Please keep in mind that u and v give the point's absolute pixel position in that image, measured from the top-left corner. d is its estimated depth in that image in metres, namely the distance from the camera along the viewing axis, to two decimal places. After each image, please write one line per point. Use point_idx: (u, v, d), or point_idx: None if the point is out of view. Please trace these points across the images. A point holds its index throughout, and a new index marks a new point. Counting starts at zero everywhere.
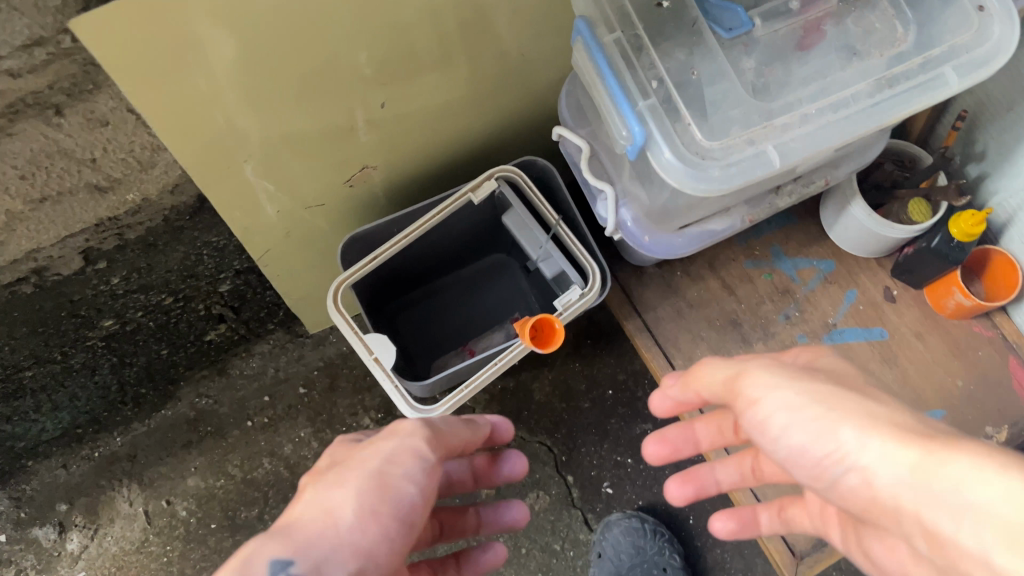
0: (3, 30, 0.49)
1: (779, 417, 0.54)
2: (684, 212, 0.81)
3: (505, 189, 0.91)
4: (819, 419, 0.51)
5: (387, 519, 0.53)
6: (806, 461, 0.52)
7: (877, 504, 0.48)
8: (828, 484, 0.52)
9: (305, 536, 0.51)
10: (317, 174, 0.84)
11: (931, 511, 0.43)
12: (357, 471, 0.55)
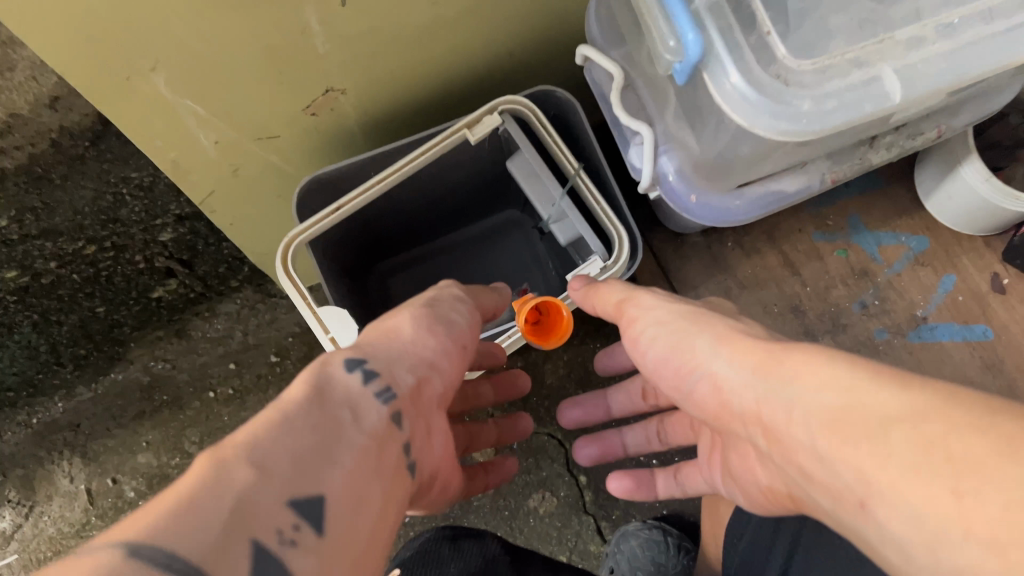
0: None
1: (643, 336, 0.52)
2: (746, 165, 0.60)
3: (511, 126, 0.70)
4: (672, 338, 0.49)
5: (443, 336, 0.46)
6: (665, 375, 0.50)
7: (724, 410, 0.45)
8: (684, 394, 0.49)
9: (370, 345, 0.42)
10: (264, 95, 0.64)
11: (763, 408, 0.41)
12: (412, 303, 0.48)
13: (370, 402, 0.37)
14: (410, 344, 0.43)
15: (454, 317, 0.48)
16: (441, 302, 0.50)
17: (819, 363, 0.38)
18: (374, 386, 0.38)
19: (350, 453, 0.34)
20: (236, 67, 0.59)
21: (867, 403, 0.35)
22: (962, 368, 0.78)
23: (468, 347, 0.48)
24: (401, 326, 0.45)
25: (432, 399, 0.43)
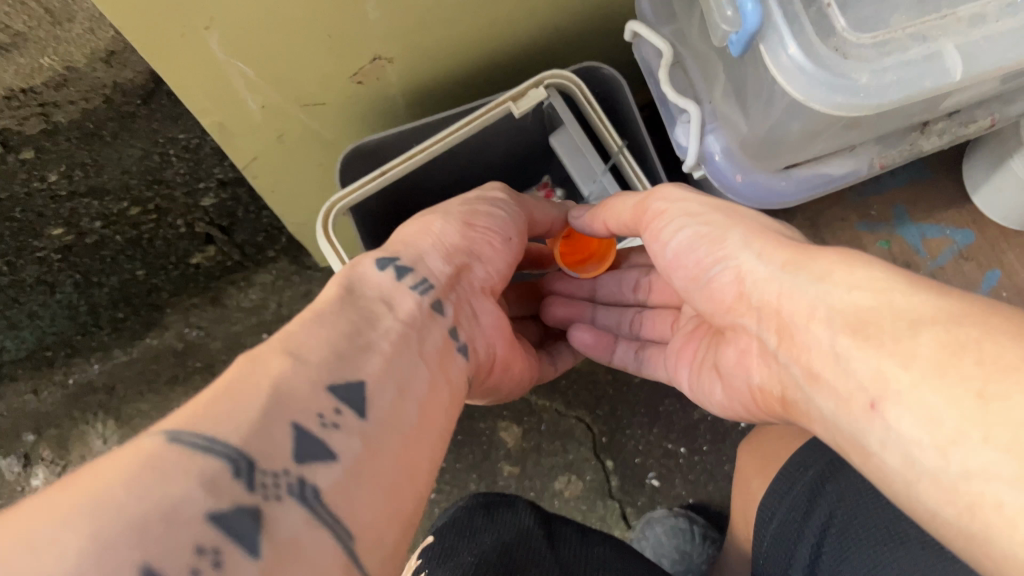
0: None
1: (669, 224, 0.52)
2: (796, 145, 0.59)
3: (556, 100, 0.70)
4: (702, 229, 0.50)
5: (476, 237, 0.54)
6: (682, 265, 0.51)
7: (737, 303, 0.47)
8: (698, 287, 0.50)
9: (405, 243, 0.51)
10: (314, 61, 0.65)
11: (786, 299, 0.42)
12: (448, 208, 0.56)
13: (400, 292, 0.46)
14: (448, 241, 0.52)
15: (495, 217, 0.57)
16: (481, 203, 0.58)
17: (860, 266, 0.40)
18: (402, 279, 0.47)
19: (384, 338, 0.41)
20: (285, 32, 0.60)
21: (901, 315, 0.37)
22: None
23: (513, 241, 0.57)
24: (437, 227, 0.53)
25: (470, 285, 0.52)
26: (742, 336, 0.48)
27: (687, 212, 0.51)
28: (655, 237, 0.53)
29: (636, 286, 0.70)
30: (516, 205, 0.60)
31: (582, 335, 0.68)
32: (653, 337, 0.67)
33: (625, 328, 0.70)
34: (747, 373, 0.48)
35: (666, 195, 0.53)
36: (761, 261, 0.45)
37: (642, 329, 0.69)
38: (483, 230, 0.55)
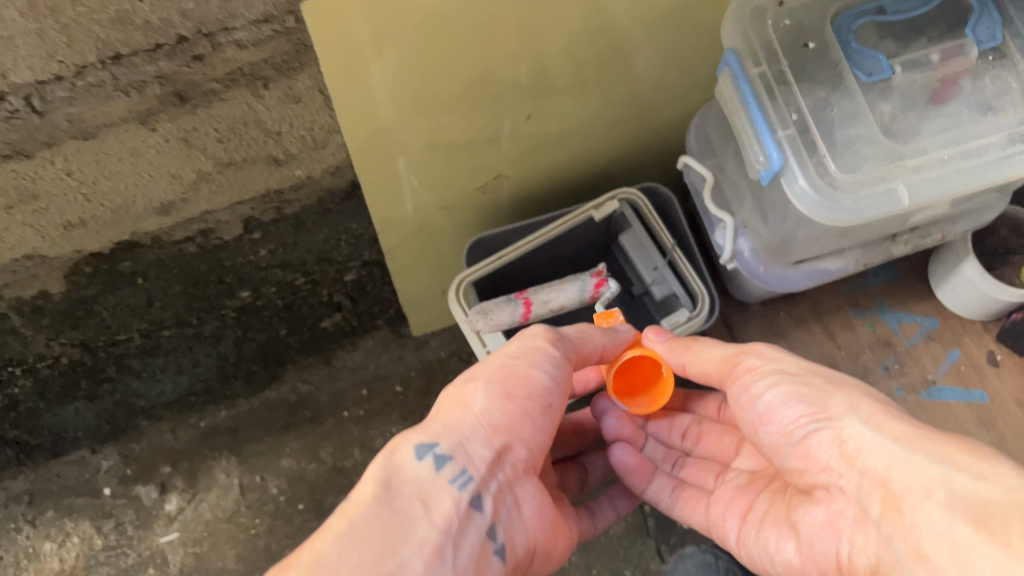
0: (245, 5, 0.57)
1: (765, 381, 0.63)
2: (803, 244, 0.84)
3: (626, 210, 0.95)
4: (803, 391, 0.61)
5: (516, 397, 0.63)
6: (777, 421, 0.62)
7: (835, 465, 0.58)
8: (796, 439, 0.61)
9: (447, 423, 0.62)
10: (456, 176, 0.90)
11: (892, 465, 0.54)
12: (490, 372, 0.65)
13: (440, 487, 0.59)
14: (489, 419, 0.62)
15: (533, 384, 0.64)
16: (517, 364, 0.66)
17: (1003, 467, 0.50)
18: (450, 466, 0.60)
19: (411, 552, 0.54)
20: (446, 157, 0.86)
21: (1017, 494, 0.48)
22: (962, 422, 0.99)
23: (552, 404, 0.65)
24: (477, 403, 0.63)
25: (510, 464, 0.62)
26: (830, 498, 0.58)
27: (783, 370, 0.63)
28: (750, 391, 0.64)
29: (681, 439, 0.82)
30: (560, 356, 0.67)
31: (632, 459, 0.77)
32: (690, 481, 0.79)
33: (666, 467, 0.81)
34: (839, 535, 0.57)
35: (759, 356, 0.65)
36: (869, 426, 0.57)
37: (683, 471, 0.79)
38: (520, 402, 0.63)
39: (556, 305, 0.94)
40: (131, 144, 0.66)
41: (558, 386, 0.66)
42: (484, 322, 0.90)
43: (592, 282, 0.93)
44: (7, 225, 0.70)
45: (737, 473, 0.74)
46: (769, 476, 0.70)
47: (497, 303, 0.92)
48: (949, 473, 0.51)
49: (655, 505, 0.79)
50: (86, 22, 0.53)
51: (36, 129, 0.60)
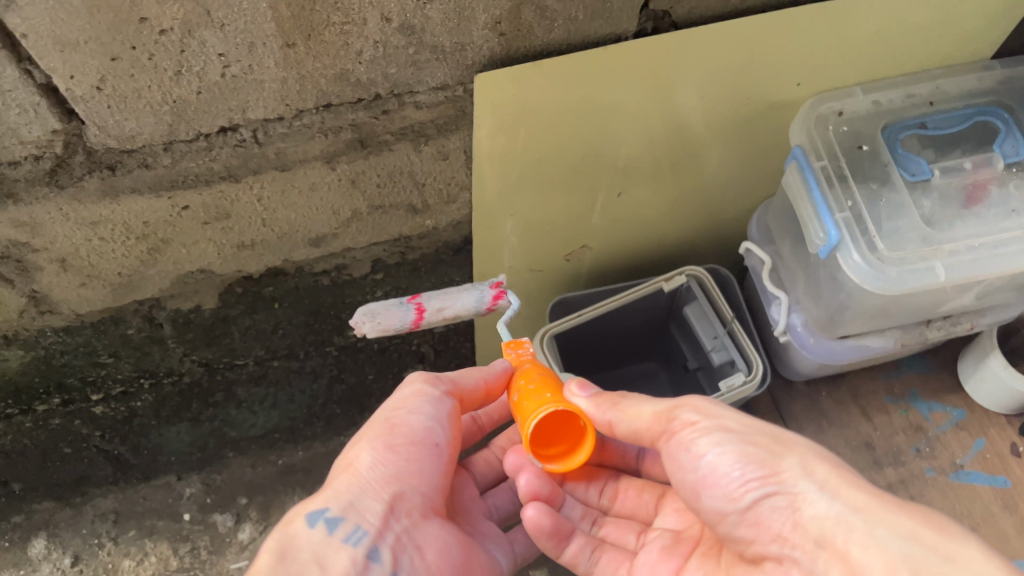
0: (432, 74, 0.73)
1: (707, 441, 0.63)
2: (850, 318, 0.97)
3: (692, 284, 1.08)
4: (748, 451, 0.62)
5: (400, 450, 0.68)
6: (724, 489, 0.62)
7: (790, 535, 0.60)
8: (743, 504, 0.62)
9: (338, 488, 0.67)
10: (549, 244, 1.05)
11: (852, 539, 0.57)
12: (374, 429, 0.70)
13: (336, 546, 0.64)
14: (375, 475, 0.67)
15: (411, 431, 0.69)
16: (398, 412, 0.70)
17: (966, 546, 0.54)
18: (344, 526, 0.65)
19: None
20: (546, 225, 1.00)
21: None
22: (988, 504, 1.08)
23: (440, 443, 0.70)
24: (362, 462, 0.68)
25: (407, 511, 0.67)
26: (785, 569, 0.61)
27: (725, 429, 0.63)
28: (693, 455, 0.64)
29: (599, 497, 0.81)
30: (437, 395, 0.72)
31: (546, 520, 0.72)
32: (610, 541, 0.77)
33: (584, 526, 0.78)
34: None
35: (696, 411, 0.65)
36: (822, 494, 0.59)
37: (603, 531, 0.78)
38: (406, 450, 0.69)
39: (450, 314, 0.91)
40: (312, 180, 0.81)
41: (443, 429, 0.71)
42: (372, 326, 0.90)
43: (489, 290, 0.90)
44: (196, 239, 0.85)
45: (659, 531, 0.75)
46: (695, 538, 0.72)
47: (386, 306, 0.91)
48: (913, 550, 0.54)
49: (576, 569, 0.77)
50: (316, 76, 0.69)
51: (251, 157, 0.76)
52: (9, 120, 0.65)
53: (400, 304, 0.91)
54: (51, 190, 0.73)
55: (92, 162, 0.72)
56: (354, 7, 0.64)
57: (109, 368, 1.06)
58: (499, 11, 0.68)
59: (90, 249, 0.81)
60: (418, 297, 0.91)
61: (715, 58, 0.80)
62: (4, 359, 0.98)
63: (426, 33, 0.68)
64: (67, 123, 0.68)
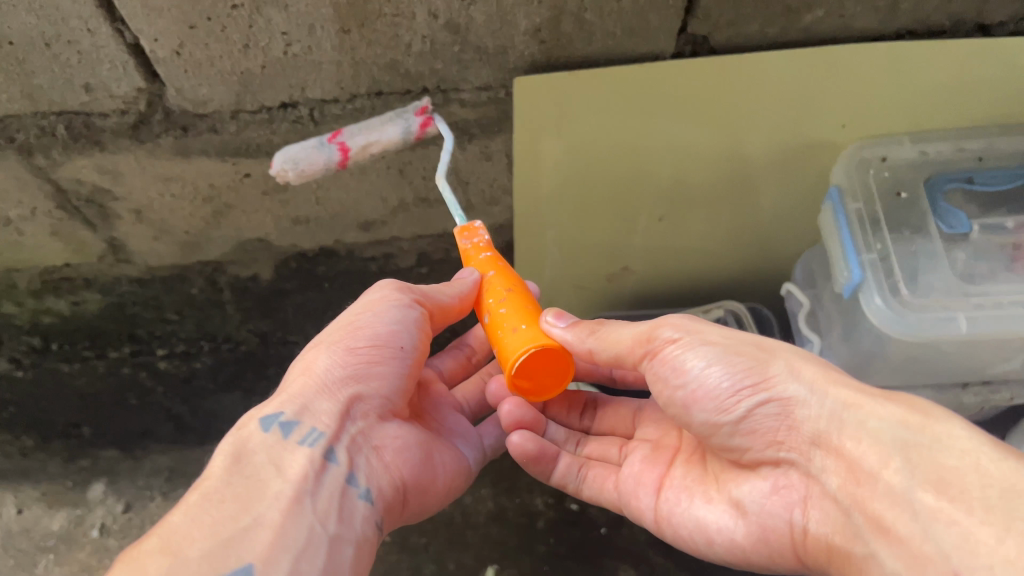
0: (476, 73, 0.79)
1: (694, 356, 0.67)
2: (879, 368, 0.96)
3: (728, 317, 1.10)
4: (735, 360, 0.66)
5: (360, 356, 0.73)
6: (715, 401, 0.66)
7: (784, 435, 0.65)
8: (733, 413, 0.66)
9: (296, 393, 0.72)
10: (591, 261, 1.08)
11: (846, 433, 0.62)
12: (335, 335, 0.74)
13: (292, 445, 0.68)
14: (334, 376, 0.72)
15: (373, 334, 0.74)
16: (362, 319, 0.75)
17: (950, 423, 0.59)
18: (299, 428, 0.69)
19: (271, 503, 0.63)
20: (587, 239, 1.04)
21: (970, 458, 0.56)
22: None
23: (405, 347, 0.75)
24: (321, 364, 0.73)
25: (366, 409, 0.72)
26: (781, 470, 0.67)
27: (709, 342, 0.68)
28: (684, 370, 0.67)
29: (579, 418, 0.89)
30: (403, 301, 0.76)
31: (530, 447, 0.80)
32: (595, 457, 0.84)
33: (570, 446, 0.86)
34: (791, 506, 0.66)
35: (676, 328, 0.69)
36: (813, 395, 0.64)
37: (586, 449, 0.85)
38: (368, 353, 0.73)
39: (378, 150, 0.81)
40: (363, 165, 0.88)
41: (408, 335, 0.75)
42: (296, 174, 0.81)
43: (415, 122, 0.80)
44: (257, 208, 0.93)
45: (640, 442, 0.81)
46: (675, 446, 0.78)
47: (305, 148, 0.81)
48: (905, 435, 0.59)
49: (566, 487, 0.84)
50: (369, 63, 0.76)
51: (307, 134, 0.83)
52: (101, 74, 0.75)
53: (317, 144, 0.81)
54: (132, 143, 0.82)
55: (169, 122, 0.81)
56: (404, 1, 0.70)
57: (174, 325, 1.15)
58: (539, 19, 0.74)
59: (163, 204, 0.91)
60: (339, 134, 0.81)
61: (751, 88, 0.83)
62: (84, 302, 1.08)
63: (471, 33, 0.74)
64: (150, 83, 0.77)
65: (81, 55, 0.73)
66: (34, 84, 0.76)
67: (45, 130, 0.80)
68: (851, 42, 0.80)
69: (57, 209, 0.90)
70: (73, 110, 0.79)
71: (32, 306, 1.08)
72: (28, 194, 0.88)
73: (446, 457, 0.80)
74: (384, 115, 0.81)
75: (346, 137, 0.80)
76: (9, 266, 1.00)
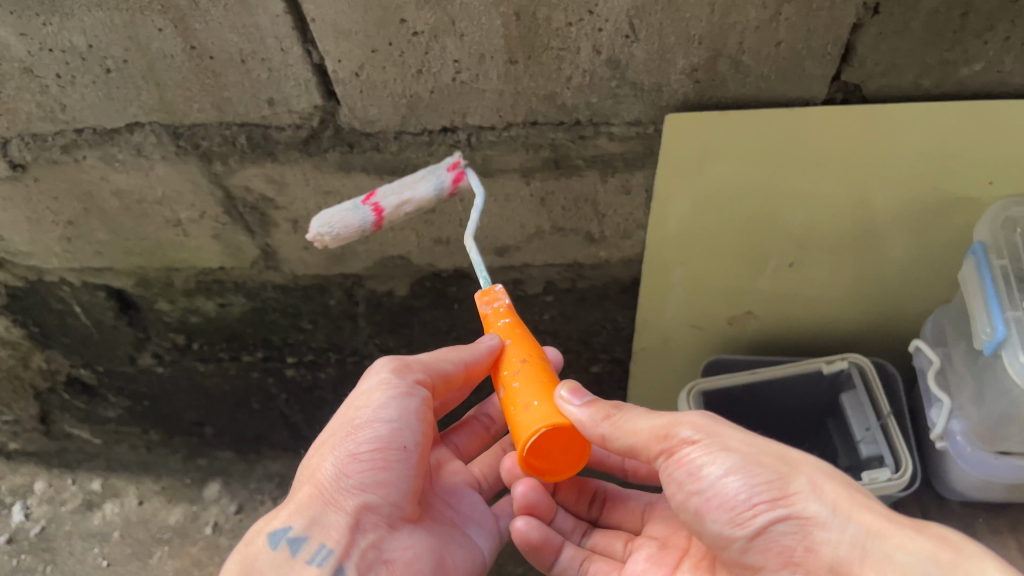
0: (628, 109, 0.83)
1: (711, 463, 0.65)
2: (1015, 431, 0.93)
3: (853, 371, 1.07)
4: (753, 470, 0.64)
5: (359, 463, 0.73)
6: (729, 513, 0.64)
7: (799, 557, 0.62)
8: (747, 530, 0.64)
9: (301, 505, 0.73)
10: (713, 304, 1.07)
11: (867, 563, 0.59)
12: (337, 437, 0.74)
13: (298, 566, 0.70)
14: (341, 486, 0.73)
15: (372, 439, 0.73)
16: (361, 416, 0.74)
17: (987, 565, 0.56)
18: (308, 544, 0.71)
19: None
20: (712, 285, 1.04)
21: None
22: None
23: (407, 446, 0.74)
24: (325, 473, 0.73)
25: (376, 518, 0.73)
26: None
27: (728, 448, 0.66)
28: (699, 476, 0.66)
29: (587, 509, 0.90)
30: (403, 393, 0.75)
31: (534, 535, 0.81)
32: (599, 551, 0.84)
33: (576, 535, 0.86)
34: None
35: (696, 429, 0.67)
36: (835, 518, 0.61)
37: (591, 541, 0.85)
38: (369, 459, 0.73)
39: (411, 210, 0.84)
40: (508, 191, 0.93)
41: (408, 431, 0.74)
42: (331, 238, 0.84)
43: (448, 175, 0.84)
44: (403, 226, 0.98)
45: (646, 540, 0.82)
46: (683, 549, 0.78)
47: (342, 211, 0.84)
48: (934, 572, 0.56)
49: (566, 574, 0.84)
50: (529, 94, 0.81)
51: (461, 159, 0.88)
52: (285, 91, 0.82)
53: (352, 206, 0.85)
54: (301, 156, 0.89)
55: (338, 138, 0.87)
56: (571, 36, 0.75)
57: (307, 334, 1.21)
58: (698, 59, 0.77)
59: (319, 216, 0.97)
60: (374, 196, 0.84)
61: (897, 141, 0.83)
62: (230, 304, 1.16)
63: (629, 69, 0.78)
64: (326, 102, 0.83)
65: (271, 73, 0.80)
66: (224, 97, 0.83)
67: (227, 139, 0.88)
68: (1006, 97, 0.80)
69: (223, 214, 0.98)
70: (254, 123, 0.86)
71: (184, 305, 1.17)
72: (200, 198, 0.95)
73: (462, 548, 0.80)
74: (419, 175, 0.85)
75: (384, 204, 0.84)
76: (170, 265, 1.08)
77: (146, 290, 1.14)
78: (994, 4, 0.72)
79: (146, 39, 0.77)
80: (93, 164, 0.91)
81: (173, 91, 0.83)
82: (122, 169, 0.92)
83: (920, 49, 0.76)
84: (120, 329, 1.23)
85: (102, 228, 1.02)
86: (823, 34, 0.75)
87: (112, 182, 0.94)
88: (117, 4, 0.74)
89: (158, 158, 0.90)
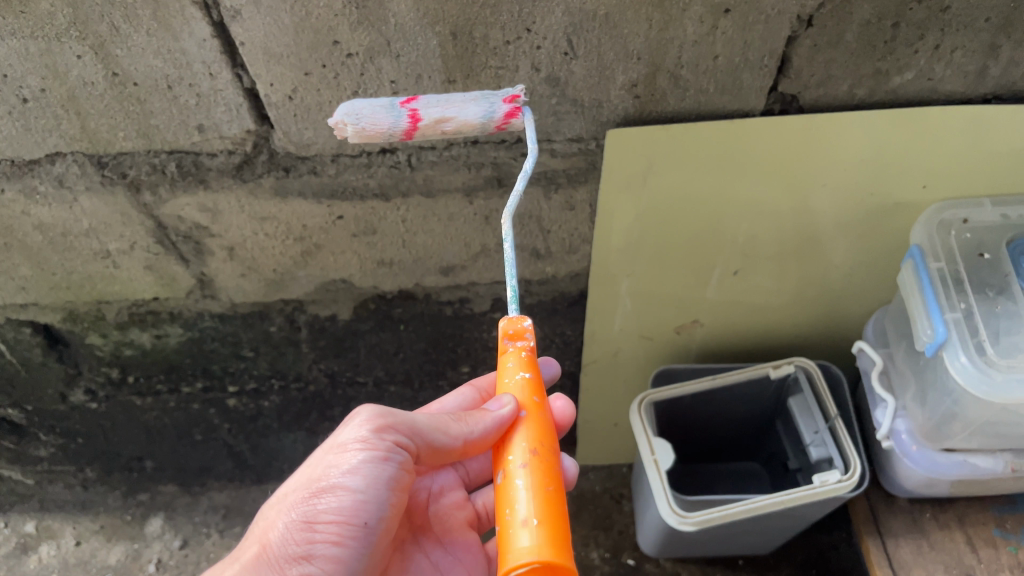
0: (568, 126, 0.82)
1: None
2: (956, 433, 0.92)
3: (799, 375, 1.08)
4: None
5: (313, 531, 0.69)
6: None
7: None
8: None
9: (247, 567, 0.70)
10: (660, 314, 1.07)
11: None
12: (299, 497, 0.71)
13: None
14: (289, 553, 0.69)
15: (335, 509, 0.69)
16: (324, 479, 0.70)
17: None
18: None
19: None
20: (660, 296, 1.03)
21: None
22: None
23: (367, 523, 0.70)
24: (275, 536, 0.70)
25: None
26: None
27: None
28: None
29: None
30: (369, 459, 0.70)
31: None
32: None
33: None
34: None
35: None
36: None
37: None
38: (325, 531, 0.69)
39: (451, 129, 0.74)
40: (451, 210, 0.91)
41: (375, 502, 0.70)
42: (356, 131, 0.73)
43: (502, 105, 0.74)
44: (345, 248, 0.96)
45: None
46: None
47: (373, 105, 0.73)
48: None
49: None
50: None
51: (402, 180, 0.87)
52: (215, 116, 0.79)
53: (429, 98, 0.74)
54: (235, 182, 0.86)
55: (272, 163, 0.85)
56: (509, 54, 0.74)
57: (248, 362, 1.18)
58: (637, 75, 0.77)
59: (256, 242, 0.94)
60: (414, 101, 0.74)
61: (836, 148, 0.84)
62: (167, 335, 1.12)
63: (569, 86, 0.77)
64: (259, 126, 0.81)
65: (199, 98, 0.77)
66: (151, 124, 0.80)
67: (156, 168, 0.85)
68: (936, 103, 0.82)
69: (155, 244, 0.94)
70: (184, 150, 0.83)
71: (116, 338, 1.12)
72: (130, 229, 0.91)
73: None
74: (469, 93, 0.74)
75: (522, 111, 0.75)
76: (100, 298, 1.03)
77: (76, 325, 1.10)
78: (923, 14, 0.73)
79: (64, 66, 0.74)
80: (13, 198, 0.87)
81: (96, 120, 0.79)
82: (44, 202, 0.88)
83: (855, 60, 0.77)
84: (49, 366, 1.18)
85: (26, 262, 0.97)
86: (760, 47, 0.75)
87: (33, 216, 0.90)
88: (32, 31, 0.71)
89: (82, 189, 0.86)
